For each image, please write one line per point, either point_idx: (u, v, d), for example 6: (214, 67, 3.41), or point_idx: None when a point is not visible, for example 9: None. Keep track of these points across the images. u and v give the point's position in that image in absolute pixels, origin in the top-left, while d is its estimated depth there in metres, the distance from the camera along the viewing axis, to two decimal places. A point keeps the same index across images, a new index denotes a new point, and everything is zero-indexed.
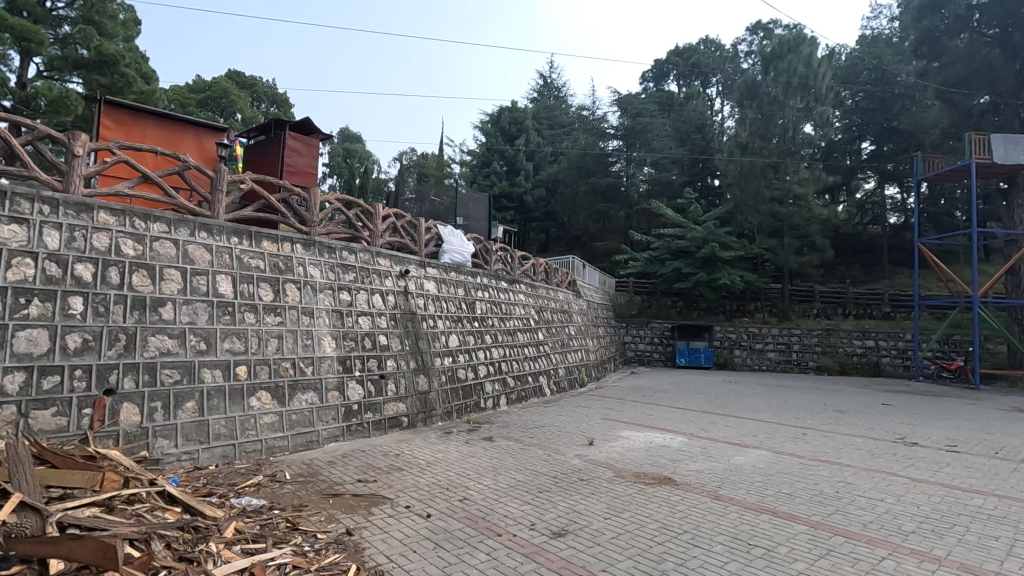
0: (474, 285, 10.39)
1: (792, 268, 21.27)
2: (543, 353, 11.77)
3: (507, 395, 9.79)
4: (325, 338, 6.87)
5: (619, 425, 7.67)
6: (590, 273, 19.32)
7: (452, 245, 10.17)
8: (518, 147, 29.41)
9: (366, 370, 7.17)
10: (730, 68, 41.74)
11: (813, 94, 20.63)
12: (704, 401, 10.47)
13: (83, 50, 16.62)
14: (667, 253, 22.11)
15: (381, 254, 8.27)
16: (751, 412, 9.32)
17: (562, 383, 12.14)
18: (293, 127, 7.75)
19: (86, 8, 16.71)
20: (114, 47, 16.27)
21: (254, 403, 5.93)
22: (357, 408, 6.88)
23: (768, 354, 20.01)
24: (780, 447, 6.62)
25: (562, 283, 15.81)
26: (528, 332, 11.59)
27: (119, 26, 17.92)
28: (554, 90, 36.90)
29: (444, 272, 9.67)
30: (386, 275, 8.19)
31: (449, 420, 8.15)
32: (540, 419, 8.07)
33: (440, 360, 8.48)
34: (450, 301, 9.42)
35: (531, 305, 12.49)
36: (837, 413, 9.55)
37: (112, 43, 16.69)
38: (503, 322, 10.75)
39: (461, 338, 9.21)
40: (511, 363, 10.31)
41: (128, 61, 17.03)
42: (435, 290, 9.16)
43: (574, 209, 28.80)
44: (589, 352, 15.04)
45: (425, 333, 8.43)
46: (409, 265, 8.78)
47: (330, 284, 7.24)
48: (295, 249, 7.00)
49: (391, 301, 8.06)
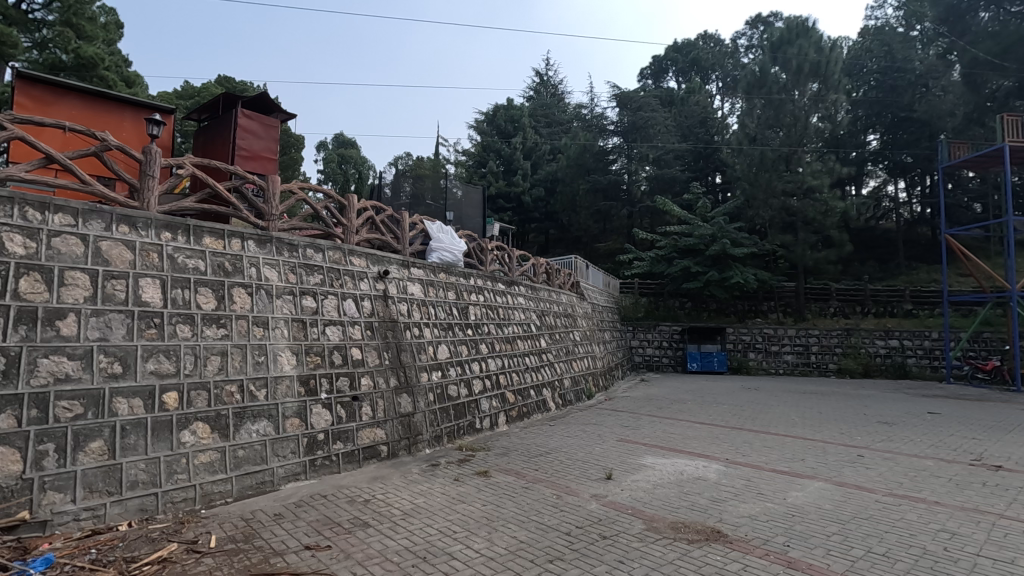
0: (467, 288, 9.20)
1: (807, 264, 20.10)
2: (545, 363, 10.55)
3: (507, 412, 8.59)
4: (283, 353, 5.67)
5: (638, 450, 6.48)
6: (594, 275, 18.12)
7: (439, 243, 9.00)
8: (515, 146, 28.27)
9: (335, 391, 5.97)
10: (730, 63, 40.91)
11: (825, 83, 19.86)
12: (729, 414, 9.28)
13: (60, 54, 15.59)
14: (674, 251, 20.95)
15: (355, 252, 7.10)
16: (787, 427, 8.10)
17: (567, 395, 10.91)
18: (246, 103, 6.53)
19: (62, 9, 15.60)
20: (93, 49, 15.38)
21: (187, 439, 4.71)
22: (323, 439, 5.67)
23: (784, 357, 18.81)
24: (842, 477, 5.40)
25: (565, 285, 14.63)
26: (529, 340, 10.39)
27: (99, 29, 16.80)
28: (551, 88, 35.97)
29: (432, 273, 8.49)
30: (361, 277, 6.99)
31: (438, 447, 6.95)
32: (546, 443, 6.86)
33: (427, 375, 7.26)
34: (439, 306, 8.22)
35: (531, 309, 11.29)
36: (884, 425, 8.34)
37: (93, 47, 15.80)
38: (500, 328, 9.55)
39: (452, 349, 8.01)
40: (511, 376, 9.12)
41: (109, 64, 16.05)
42: (422, 294, 7.97)
43: (574, 209, 27.64)
44: (596, 359, 13.84)
45: (409, 345, 7.22)
46: (389, 265, 7.59)
47: (291, 288, 6.04)
48: (246, 246, 5.80)
49: (366, 307, 6.84)
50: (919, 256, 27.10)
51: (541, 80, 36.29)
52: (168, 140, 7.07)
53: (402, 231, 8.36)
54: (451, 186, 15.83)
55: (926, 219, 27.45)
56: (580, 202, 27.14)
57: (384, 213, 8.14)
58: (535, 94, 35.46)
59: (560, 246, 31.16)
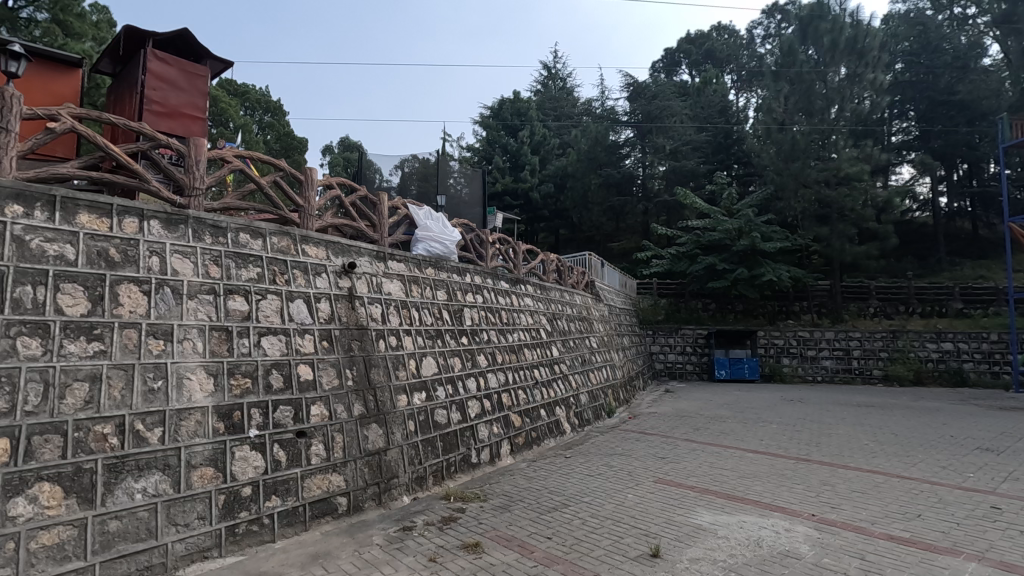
0: (462, 287, 7.54)
1: (845, 260, 18.25)
2: (558, 376, 8.88)
3: (511, 440, 6.92)
4: (193, 375, 4.05)
5: (687, 500, 4.79)
6: (610, 274, 16.47)
7: (429, 232, 7.38)
8: (522, 140, 26.75)
9: (275, 424, 4.37)
10: (746, 54, 38.98)
11: (859, 61, 17.87)
12: (784, 438, 7.57)
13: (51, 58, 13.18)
14: (697, 248, 19.20)
15: (314, 240, 5.48)
16: (867, 459, 6.35)
17: (585, 414, 9.21)
18: (165, 43, 5.00)
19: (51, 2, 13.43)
20: (83, 48, 13.11)
21: (17, 514, 3.08)
22: (249, 494, 4.05)
23: (823, 363, 16.94)
24: (998, 552, 3.68)
25: (579, 285, 12.96)
26: (538, 348, 8.74)
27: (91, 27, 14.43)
28: (559, 80, 34.37)
29: (418, 268, 6.83)
30: (316, 272, 5.35)
31: (420, 493, 5.31)
32: (561, 489, 5.18)
33: (406, 399, 5.62)
34: (425, 309, 6.57)
35: (540, 312, 9.62)
36: (992, 455, 6.56)
37: (84, 45, 13.54)
38: (503, 335, 7.90)
39: (441, 362, 6.38)
40: (517, 393, 7.47)
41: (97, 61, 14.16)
42: (403, 294, 6.35)
43: (586, 205, 25.97)
44: (615, 369, 12.15)
45: (382, 359, 5.60)
46: (359, 257, 5.97)
47: (212, 286, 4.42)
48: (147, 228, 4.22)
49: (323, 310, 5.21)
50: (961, 251, 25.06)
51: (549, 73, 34.68)
52: (70, 93, 5.67)
53: (380, 216, 6.82)
54: (456, 181, 14.08)
55: (967, 211, 25.41)
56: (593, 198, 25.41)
57: (356, 193, 6.58)
58: (543, 88, 33.83)
59: (571, 246, 29.49)
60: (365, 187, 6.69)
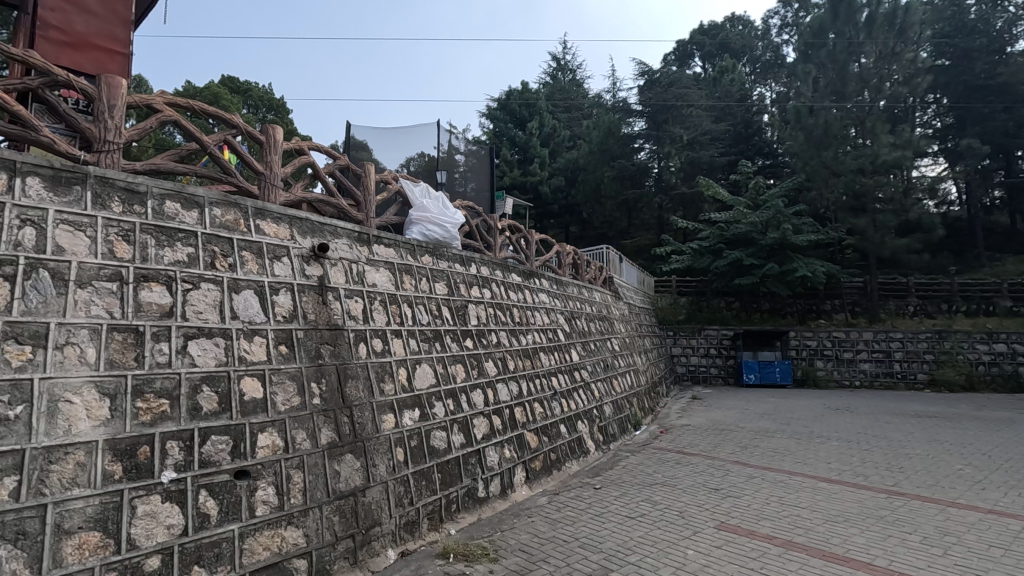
0: (467, 279, 6.27)
1: (882, 254, 16.87)
2: (579, 384, 7.61)
3: (527, 466, 5.65)
4: (76, 398, 2.79)
5: (773, 563, 3.50)
6: (628, 270, 15.19)
7: (423, 210, 6.03)
8: (532, 132, 25.50)
9: (203, 463, 3.12)
10: (761, 45, 37.48)
11: (897, 38, 16.41)
12: (854, 462, 6.26)
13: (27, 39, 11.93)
14: (721, 242, 17.87)
15: (274, 214, 4.22)
16: (980, 493, 5.02)
17: (610, 428, 7.92)
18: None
19: None
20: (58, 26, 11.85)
21: None
22: (155, 568, 2.81)
23: (861, 366, 15.55)
24: None
25: (597, 281, 11.68)
26: (555, 351, 7.48)
27: None
28: (568, 72, 33.08)
29: (413, 254, 5.58)
30: (275, 255, 4.09)
31: (411, 545, 4.06)
32: (599, 543, 3.90)
33: (392, 420, 4.36)
34: (420, 304, 5.32)
35: (557, 310, 8.35)
36: None
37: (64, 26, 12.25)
38: (515, 337, 6.64)
39: (440, 371, 5.13)
40: (533, 407, 6.21)
41: None
42: (393, 286, 5.09)
43: (598, 200, 24.71)
44: (639, 375, 10.87)
45: (363, 369, 4.34)
46: (336, 238, 4.72)
47: (117, 270, 3.17)
48: (22, 186, 2.97)
49: (283, 304, 3.96)
50: (999, 247, 23.49)
51: (557, 64, 33.39)
52: None
53: (366, 194, 5.62)
54: (462, 179, 12.19)
55: (1004, 204, 23.86)
56: (606, 191, 24.13)
57: (334, 164, 5.39)
58: (552, 80, 32.56)
59: (583, 243, 28.22)
60: (347, 157, 5.50)
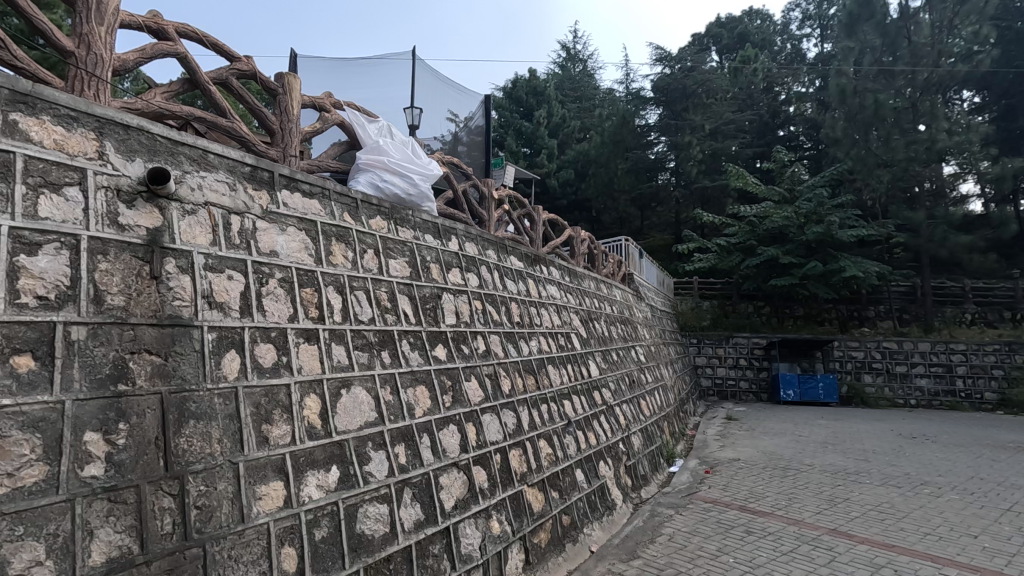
0: (445, 260, 4.30)
1: (938, 255, 14.79)
2: (599, 408, 5.62)
3: (528, 542, 3.67)
4: None
5: None
6: (648, 267, 13.23)
7: (383, 154, 4.11)
8: (538, 120, 23.58)
9: None
10: (781, 39, 35.33)
11: (958, 8, 14.43)
12: (1013, 537, 4.22)
13: None
14: (752, 238, 15.85)
15: (62, 109, 2.25)
16: None
17: (640, 467, 5.91)
18: None
19: None
20: None
21: None
22: None
23: (918, 383, 13.46)
24: None
25: (615, 276, 9.70)
26: (567, 362, 5.50)
27: None
28: (578, 62, 31.15)
29: (356, 211, 3.63)
30: (50, 181, 2.12)
31: None
32: None
33: (283, 493, 2.40)
34: (362, 291, 3.35)
35: (569, 309, 6.35)
36: None
37: None
38: (512, 341, 4.66)
39: (388, 399, 3.15)
40: (538, 449, 4.23)
41: None
42: (312, 258, 3.14)
43: (611, 195, 22.64)
44: (667, 392, 8.83)
45: (225, 403, 2.36)
46: (207, 169, 2.77)
47: None
48: None
49: (43, 274, 1.98)
50: None
51: (566, 55, 31.41)
52: None
53: (284, 121, 3.66)
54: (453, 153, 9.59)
55: None
56: (620, 185, 22.11)
57: (229, 68, 3.40)
58: (561, 70, 30.64)
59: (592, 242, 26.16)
60: (255, 61, 3.53)
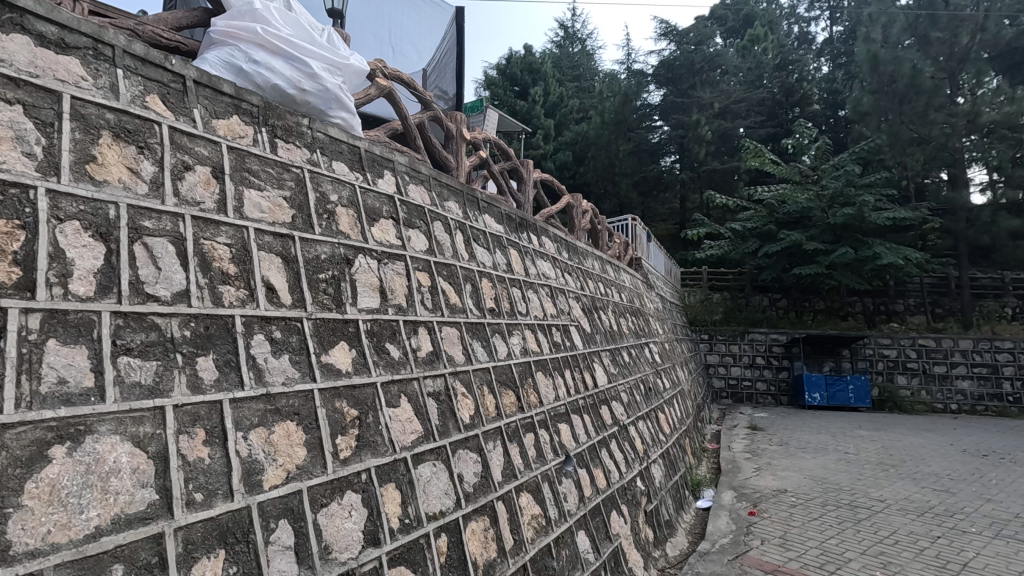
0: (367, 205, 2.65)
1: (979, 243, 13.21)
2: (608, 432, 4.01)
3: None
4: None
5: None
6: (656, 254, 11.56)
7: (258, 21, 2.46)
8: (534, 98, 21.83)
9: None
10: (789, 21, 33.36)
11: None
12: None
13: None
14: (770, 223, 14.21)
15: None
16: None
17: (664, 512, 4.31)
18: None
19: None
20: None
21: None
22: None
23: (959, 385, 11.92)
24: None
25: (622, 259, 8.12)
26: (563, 366, 3.88)
27: None
28: (577, 41, 29.35)
29: (178, 98, 1.95)
30: None
31: None
32: None
33: None
34: (165, 240, 1.71)
35: (568, 293, 4.73)
36: None
37: None
38: (479, 336, 3.04)
39: (197, 459, 1.52)
40: (517, 512, 2.62)
41: None
42: (33, 163, 1.49)
43: (611, 179, 20.97)
44: (685, 400, 7.24)
45: None
46: None
47: None
48: None
49: None
50: None
51: (564, 33, 29.50)
52: None
53: None
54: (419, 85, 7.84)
55: None
56: (621, 169, 20.45)
57: None
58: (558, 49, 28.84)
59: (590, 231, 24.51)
60: None
